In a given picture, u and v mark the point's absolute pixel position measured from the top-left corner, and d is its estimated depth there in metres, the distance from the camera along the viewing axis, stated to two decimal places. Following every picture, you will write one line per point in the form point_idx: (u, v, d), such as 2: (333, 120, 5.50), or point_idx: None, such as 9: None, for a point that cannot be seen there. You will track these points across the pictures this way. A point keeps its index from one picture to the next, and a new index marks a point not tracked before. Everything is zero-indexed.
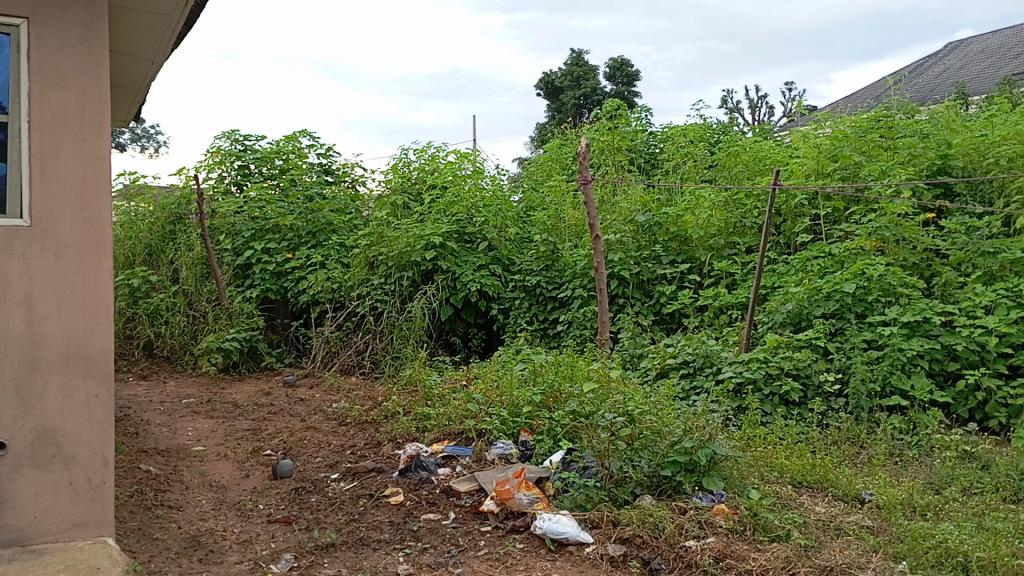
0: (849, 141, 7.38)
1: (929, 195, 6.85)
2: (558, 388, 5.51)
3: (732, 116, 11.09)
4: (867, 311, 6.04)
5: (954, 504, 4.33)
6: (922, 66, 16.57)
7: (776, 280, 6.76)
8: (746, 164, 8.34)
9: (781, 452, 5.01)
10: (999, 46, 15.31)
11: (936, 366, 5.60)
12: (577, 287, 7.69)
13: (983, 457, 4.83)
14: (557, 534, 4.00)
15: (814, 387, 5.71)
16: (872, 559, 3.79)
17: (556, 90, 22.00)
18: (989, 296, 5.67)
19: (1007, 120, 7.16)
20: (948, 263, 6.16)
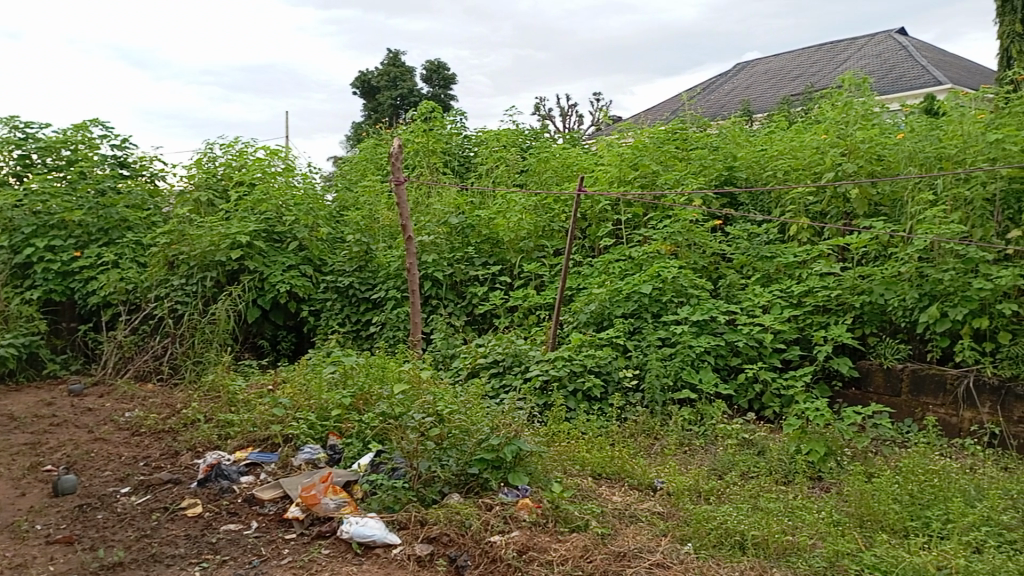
0: (648, 151, 7.87)
1: (717, 203, 7.41)
2: (368, 391, 5.45)
3: (543, 122, 11.44)
4: (662, 311, 6.43)
5: (734, 487, 4.71)
6: (715, 83, 17.87)
7: (580, 282, 7.10)
8: (554, 170, 8.63)
9: (583, 446, 5.25)
10: (780, 69, 16.80)
11: (721, 361, 6.05)
12: (390, 288, 7.66)
13: (760, 443, 5.27)
14: (364, 537, 3.97)
15: (614, 382, 6.02)
16: (661, 543, 4.05)
17: (372, 89, 21.77)
18: (767, 296, 6.18)
19: (784, 135, 7.82)
20: (732, 267, 6.69)
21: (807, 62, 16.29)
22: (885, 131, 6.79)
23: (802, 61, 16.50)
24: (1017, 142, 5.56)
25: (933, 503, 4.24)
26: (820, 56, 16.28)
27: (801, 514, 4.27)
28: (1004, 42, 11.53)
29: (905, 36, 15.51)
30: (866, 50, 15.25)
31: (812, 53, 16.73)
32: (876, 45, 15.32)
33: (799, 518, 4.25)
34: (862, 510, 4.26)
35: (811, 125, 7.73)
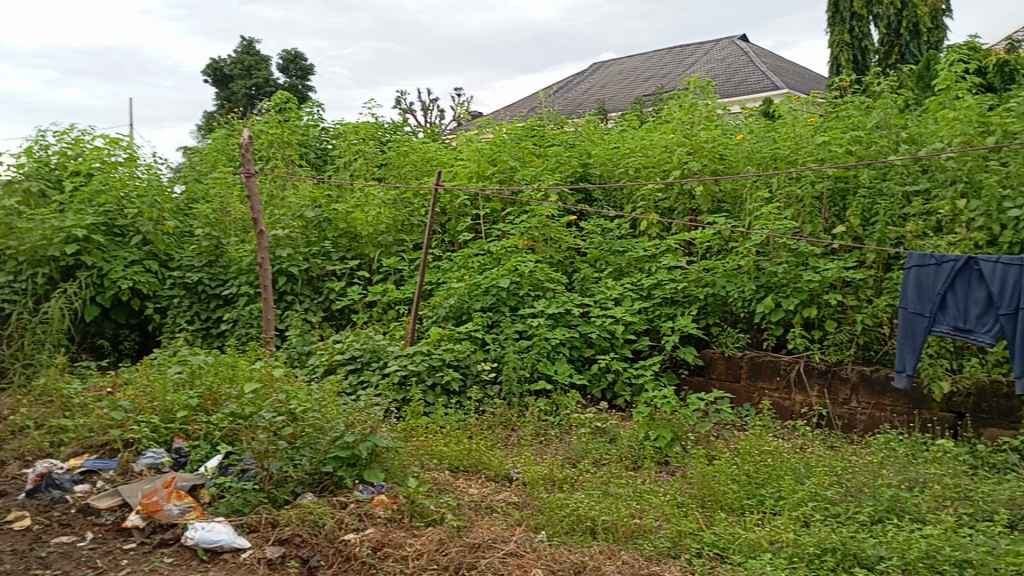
0: (506, 147, 7.96)
1: (573, 199, 7.60)
2: (216, 390, 5.24)
3: (403, 116, 11.33)
4: (519, 304, 6.53)
5: (586, 475, 4.85)
6: (572, 82, 18.30)
7: (439, 276, 7.10)
8: (414, 165, 8.61)
9: (440, 439, 5.27)
10: (633, 69, 17.40)
11: (575, 353, 6.21)
12: (243, 283, 7.42)
13: (611, 431, 5.45)
14: (210, 543, 3.82)
15: (472, 376, 6.07)
16: (515, 532, 4.13)
17: (225, 78, 20.93)
18: (618, 289, 6.38)
19: (636, 134, 8.04)
20: (587, 260, 6.87)
21: (659, 64, 16.96)
22: (727, 131, 7.15)
23: (654, 63, 17.16)
24: (842, 144, 5.99)
25: (767, 482, 4.51)
26: (670, 59, 16.98)
27: (648, 498, 4.45)
28: (833, 51, 12.42)
29: (747, 43, 16.40)
30: (712, 54, 16.03)
31: (663, 56, 17.43)
32: (721, 49, 16.14)
33: (646, 502, 4.42)
34: (704, 491, 4.49)
35: (660, 124, 8.03)
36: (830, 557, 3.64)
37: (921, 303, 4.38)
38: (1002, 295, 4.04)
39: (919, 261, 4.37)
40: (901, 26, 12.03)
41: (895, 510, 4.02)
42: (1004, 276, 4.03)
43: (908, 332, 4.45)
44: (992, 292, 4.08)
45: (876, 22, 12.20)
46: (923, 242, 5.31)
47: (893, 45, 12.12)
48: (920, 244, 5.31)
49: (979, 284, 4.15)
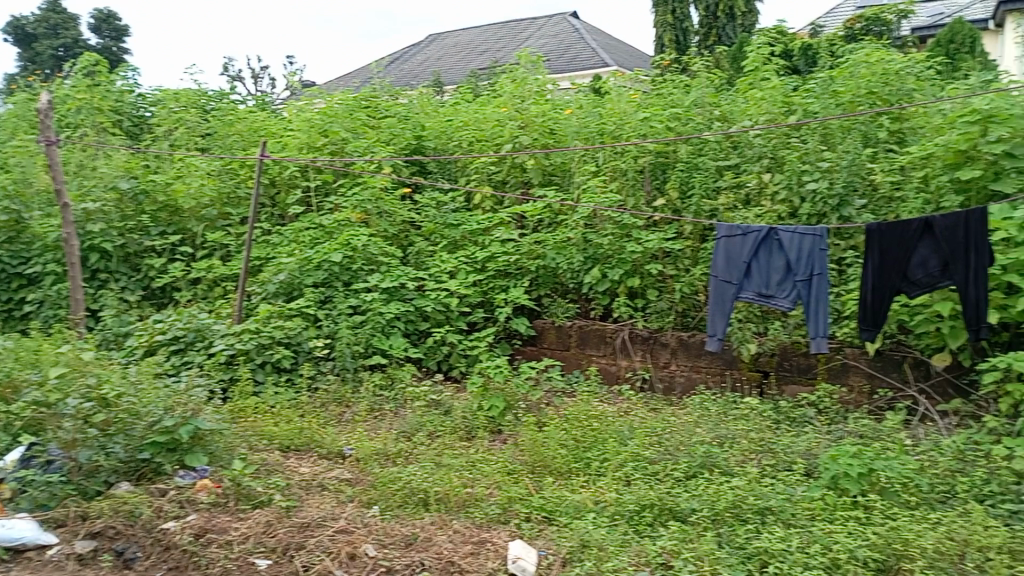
0: (338, 118, 7.75)
1: (407, 171, 7.54)
2: (16, 377, 4.81)
3: (230, 84, 10.80)
4: (352, 279, 6.41)
5: (420, 448, 4.86)
6: (408, 53, 18.05)
7: (268, 251, 6.86)
8: (240, 136, 8.26)
9: (270, 420, 5.12)
10: (470, 42, 17.40)
11: (410, 327, 6.18)
12: (48, 261, 6.89)
13: (446, 403, 5.48)
14: (10, 542, 3.51)
15: (304, 353, 5.93)
16: (347, 509, 4.09)
17: (27, 37, 19.14)
18: (452, 262, 6.40)
19: (469, 107, 8.01)
20: (421, 234, 6.83)
21: (495, 38, 17.05)
22: (557, 106, 7.29)
23: (490, 36, 17.24)
24: (662, 121, 6.27)
25: (592, 446, 4.69)
26: (506, 33, 17.11)
27: (480, 467, 4.52)
28: (657, 30, 13.00)
29: (579, 20, 16.76)
30: (546, 30, 16.26)
31: (499, 29, 17.54)
32: (554, 25, 16.42)
33: (478, 471, 4.49)
34: (534, 457, 4.62)
35: (492, 97, 8.07)
36: (647, 513, 3.84)
37: (729, 272, 4.66)
38: (799, 263, 4.42)
39: (727, 232, 4.66)
40: (718, 9, 12.63)
41: (707, 465, 4.28)
42: (801, 245, 4.41)
43: (718, 299, 4.72)
44: (790, 260, 4.45)
45: (696, 4, 12.81)
46: (733, 214, 5.66)
47: (712, 27, 12.71)
48: (731, 216, 5.67)
49: (779, 253, 4.51)
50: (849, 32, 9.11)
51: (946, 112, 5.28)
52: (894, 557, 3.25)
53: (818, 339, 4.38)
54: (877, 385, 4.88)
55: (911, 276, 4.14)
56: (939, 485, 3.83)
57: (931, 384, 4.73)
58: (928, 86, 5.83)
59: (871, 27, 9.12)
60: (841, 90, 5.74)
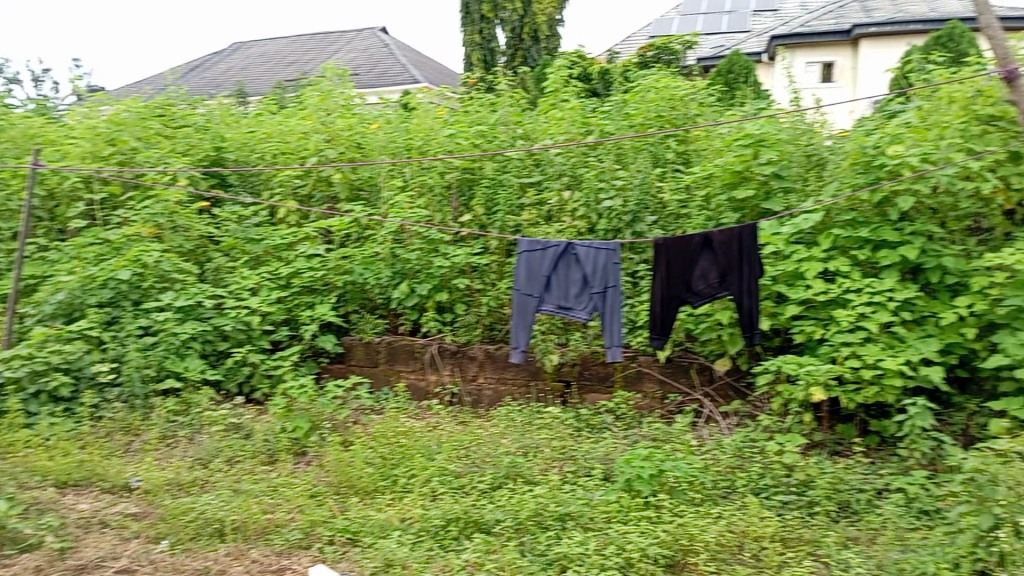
0: (128, 126, 7.24)
1: (205, 184, 7.16)
2: None
3: (1, 86, 9.83)
4: (143, 298, 5.98)
5: (217, 475, 4.60)
6: (209, 62, 17.24)
7: (45, 269, 6.27)
8: (12, 142, 7.52)
9: (44, 454, 4.66)
10: (275, 53, 16.88)
11: (208, 347, 5.84)
12: None
13: (246, 426, 5.23)
14: None
15: (86, 379, 5.48)
16: (131, 546, 3.80)
17: None
18: (253, 278, 6.13)
19: (272, 118, 7.75)
20: (221, 249, 6.50)
21: (302, 50, 16.64)
22: (362, 120, 7.20)
23: (297, 48, 16.82)
24: (467, 138, 6.38)
25: (399, 462, 4.62)
26: (314, 45, 16.76)
27: (281, 491, 4.35)
28: (465, 50, 13.24)
29: (388, 35, 16.71)
30: (355, 44, 16.08)
31: (306, 41, 17.15)
32: (363, 40, 16.27)
33: (279, 496, 4.31)
34: (339, 478, 4.50)
35: (297, 108, 7.84)
36: (452, 527, 3.83)
37: (531, 285, 4.78)
38: (595, 276, 4.62)
39: (528, 246, 4.79)
40: (523, 31, 13.04)
41: (511, 475, 4.35)
42: (596, 259, 4.62)
43: (520, 312, 4.82)
44: (587, 273, 4.64)
45: (502, 25, 13.15)
46: (536, 230, 5.84)
47: (517, 48, 13.09)
48: (534, 231, 5.85)
49: (576, 266, 4.69)
50: (642, 59, 9.71)
51: (724, 135, 5.73)
52: (681, 552, 3.44)
53: (613, 348, 4.59)
54: (669, 390, 5.17)
55: (695, 286, 4.43)
56: (721, 481, 4.11)
57: (715, 388, 5.06)
58: (708, 112, 6.32)
59: (661, 55, 9.76)
60: (633, 112, 6.09)
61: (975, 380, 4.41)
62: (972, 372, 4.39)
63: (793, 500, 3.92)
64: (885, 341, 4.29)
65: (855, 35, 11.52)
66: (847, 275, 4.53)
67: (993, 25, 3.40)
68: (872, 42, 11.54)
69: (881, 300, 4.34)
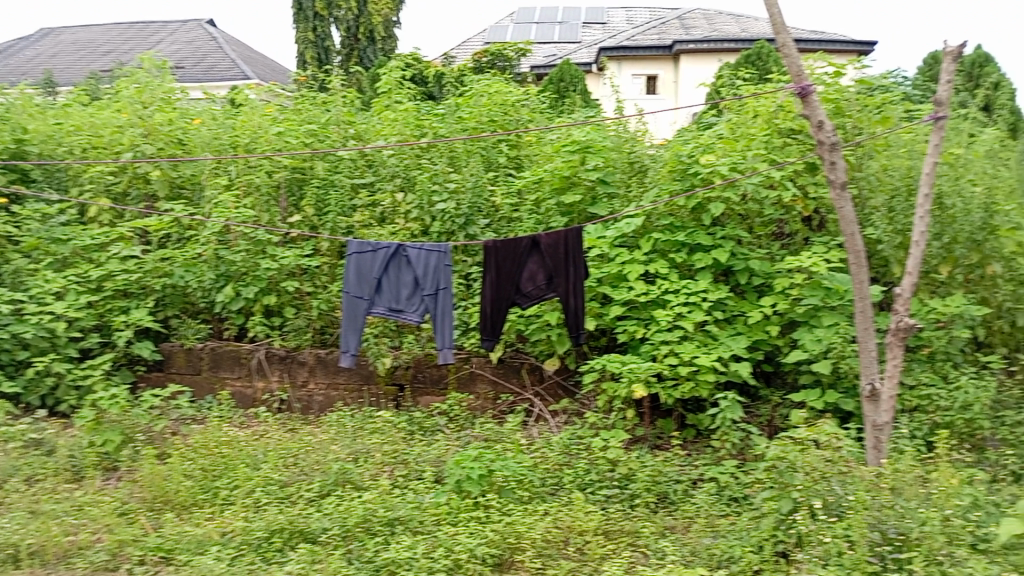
0: None
1: (3, 180, 6.50)
2: None
3: None
4: None
5: (13, 496, 4.20)
6: (12, 48, 15.81)
7: None
8: None
9: None
10: (89, 41, 15.71)
11: (4, 357, 5.32)
12: None
13: (49, 442, 4.83)
14: None
15: None
16: None
17: None
18: (59, 282, 5.59)
19: (82, 109, 7.19)
20: (20, 251, 5.87)
21: (120, 39, 15.59)
22: (184, 115, 6.82)
23: (115, 37, 15.74)
24: (297, 136, 6.17)
25: (221, 474, 4.41)
26: (133, 35, 15.74)
27: (87, 510, 4.03)
28: (298, 47, 12.87)
29: (216, 28, 15.94)
30: (179, 35, 15.24)
31: (125, 31, 16.09)
32: (188, 32, 15.46)
33: (85, 515, 4.00)
34: (154, 493, 4.23)
35: (110, 100, 7.32)
36: (276, 538, 3.69)
37: (361, 287, 4.70)
38: (426, 278, 4.61)
39: (358, 248, 4.71)
40: (359, 31, 12.85)
41: (341, 482, 4.25)
42: (427, 261, 4.61)
43: (350, 315, 4.73)
44: (418, 275, 4.62)
45: (337, 24, 12.88)
46: (368, 232, 5.76)
47: (353, 48, 12.88)
48: (366, 233, 5.77)
49: (407, 268, 4.66)
50: (477, 64, 9.81)
51: (553, 142, 5.95)
52: (509, 551, 3.48)
53: (445, 350, 4.59)
54: (501, 391, 5.24)
55: (523, 288, 4.52)
56: (549, 478, 4.20)
57: (545, 387, 5.18)
58: (539, 118, 6.47)
59: (495, 61, 9.90)
60: (466, 116, 6.14)
61: (779, 374, 4.76)
62: (776, 366, 4.73)
63: (616, 494, 4.06)
64: (700, 339, 4.54)
65: (676, 50, 12.15)
66: (665, 277, 4.76)
67: (788, 45, 3.66)
68: (691, 57, 12.24)
69: (695, 300, 4.59)
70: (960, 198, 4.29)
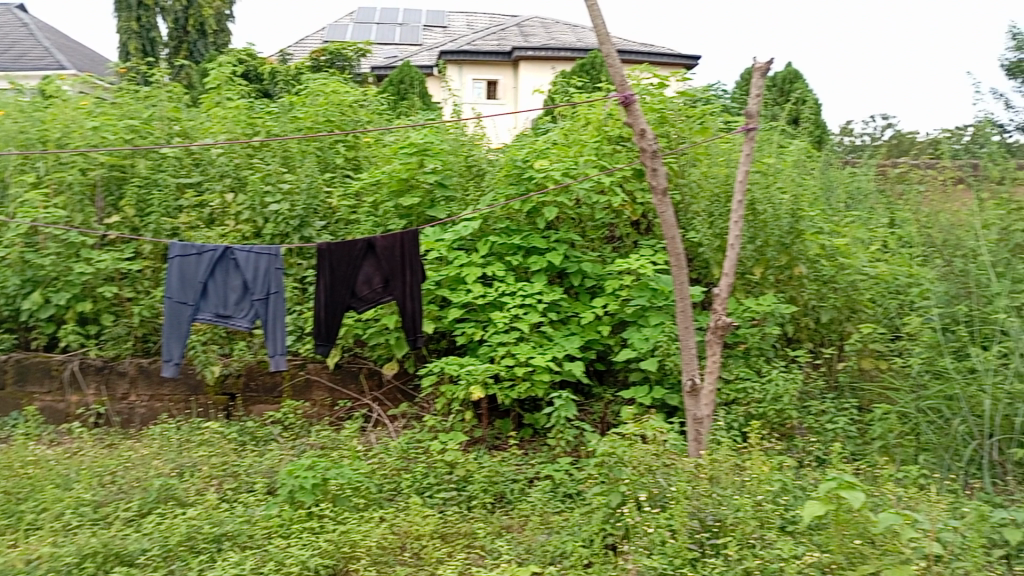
0: None
1: None
2: None
3: None
4: None
5: None
6: None
7: None
8: None
9: None
10: None
11: None
12: None
13: None
14: None
15: None
16: None
17: None
18: None
19: None
20: None
21: None
22: None
23: None
24: (115, 131, 5.77)
25: (27, 497, 4.05)
26: None
27: None
28: (120, 37, 12.09)
29: (25, 13, 14.70)
30: None
31: None
32: None
33: None
34: None
35: None
36: (87, 563, 3.42)
37: (185, 292, 4.47)
38: (255, 282, 4.43)
39: (181, 251, 4.47)
40: (188, 23, 12.22)
41: (163, 498, 4.01)
42: (257, 265, 4.43)
43: (173, 321, 4.48)
44: (247, 279, 4.44)
45: (163, 15, 12.21)
46: (195, 234, 5.49)
47: (181, 41, 12.24)
48: (192, 235, 5.49)
49: (235, 272, 4.47)
50: (315, 63, 9.60)
51: (390, 144, 5.88)
52: (343, 561, 3.40)
53: (277, 356, 4.42)
54: (338, 398, 5.13)
55: (359, 292, 4.44)
56: (386, 484, 4.15)
57: (383, 392, 5.12)
58: (377, 119, 6.40)
59: (334, 60, 9.73)
60: (301, 116, 5.97)
61: (611, 372, 4.93)
62: (608, 365, 4.90)
63: (454, 496, 4.07)
64: (536, 340, 4.63)
65: (515, 57, 12.39)
66: (502, 279, 4.82)
67: (612, 55, 3.79)
68: (529, 64, 12.49)
69: (531, 302, 4.67)
70: (771, 205, 4.61)
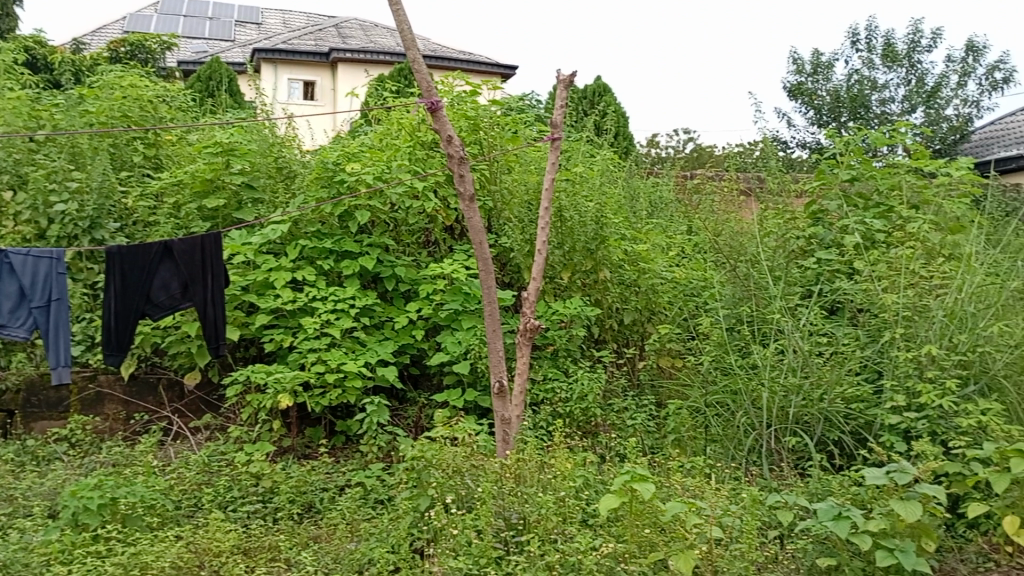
0: None
1: None
2: None
3: None
4: None
5: None
6: None
7: None
8: None
9: None
10: None
11: None
12: None
13: None
14: None
15: None
16: None
17: None
18: None
19: None
20: None
21: None
22: None
23: None
24: None
25: None
26: None
27: None
28: None
29: None
30: None
31: None
32: None
33: None
34: None
35: None
36: None
37: None
38: (34, 288, 4.07)
39: None
40: None
41: None
42: (35, 270, 4.08)
43: None
44: (24, 285, 4.07)
45: None
46: None
47: None
48: None
49: (9, 278, 4.09)
50: (114, 54, 9.02)
51: (194, 143, 5.63)
52: None
53: (59, 369, 4.05)
54: (133, 411, 4.81)
55: (153, 298, 4.18)
56: (184, 501, 3.96)
57: (184, 403, 4.85)
58: (180, 116, 6.10)
59: (135, 52, 9.20)
60: (92, 109, 5.55)
61: (426, 376, 4.94)
62: (423, 369, 4.91)
63: (258, 509, 3.93)
64: (347, 345, 4.54)
65: (333, 58, 12.21)
66: (313, 284, 4.69)
67: (418, 60, 3.80)
68: (346, 66, 12.34)
69: (343, 307, 4.58)
70: (576, 211, 4.79)
